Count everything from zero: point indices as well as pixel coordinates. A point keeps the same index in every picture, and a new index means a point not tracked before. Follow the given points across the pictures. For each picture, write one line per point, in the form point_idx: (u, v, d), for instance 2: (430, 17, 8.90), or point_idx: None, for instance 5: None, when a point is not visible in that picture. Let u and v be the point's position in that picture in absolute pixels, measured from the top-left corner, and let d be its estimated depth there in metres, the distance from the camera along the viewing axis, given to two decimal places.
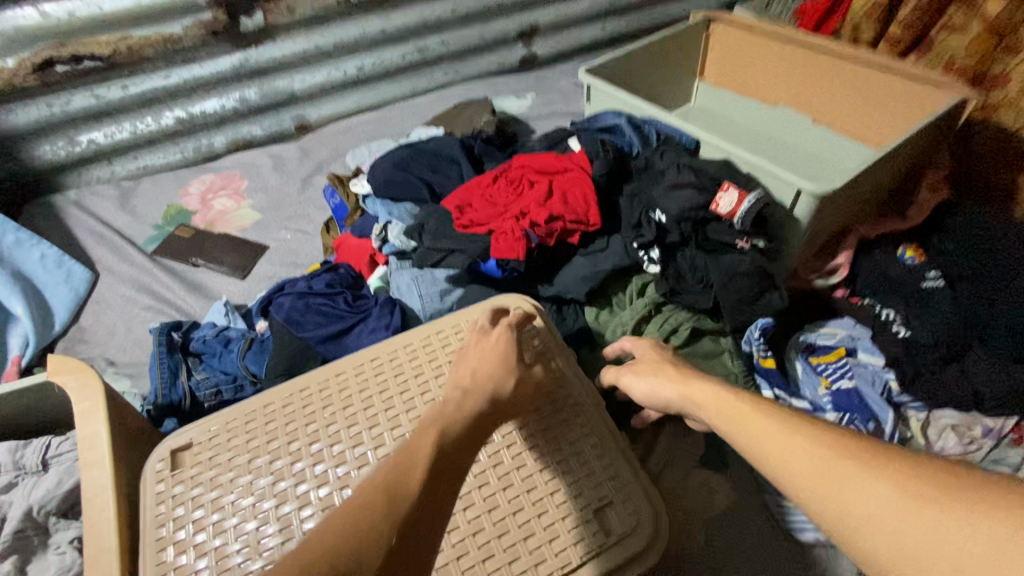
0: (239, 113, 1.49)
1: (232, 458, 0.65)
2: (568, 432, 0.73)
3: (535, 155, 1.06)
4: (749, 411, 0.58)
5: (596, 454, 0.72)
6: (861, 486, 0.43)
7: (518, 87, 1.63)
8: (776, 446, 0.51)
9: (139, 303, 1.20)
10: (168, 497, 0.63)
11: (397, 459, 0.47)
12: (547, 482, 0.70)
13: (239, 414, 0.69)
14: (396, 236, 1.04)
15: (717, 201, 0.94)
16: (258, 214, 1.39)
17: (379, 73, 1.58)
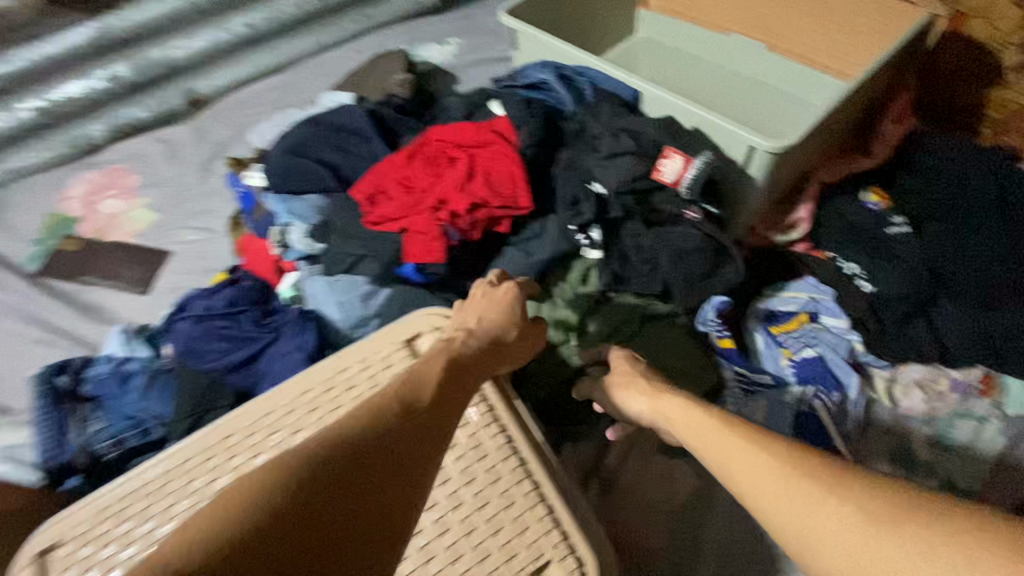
0: (112, 95, 1.28)
1: (113, 551, 0.61)
2: (496, 480, 0.61)
3: (450, 125, 0.90)
4: (711, 421, 0.55)
5: (529, 503, 0.60)
6: (822, 506, 0.42)
7: (440, 29, 1.42)
8: (736, 461, 0.49)
9: (28, 337, 1.05)
10: None
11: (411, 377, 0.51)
12: (476, 546, 0.58)
13: (115, 499, 0.63)
14: (299, 239, 0.91)
15: (659, 168, 0.82)
16: (155, 214, 1.21)
17: (274, 28, 1.35)
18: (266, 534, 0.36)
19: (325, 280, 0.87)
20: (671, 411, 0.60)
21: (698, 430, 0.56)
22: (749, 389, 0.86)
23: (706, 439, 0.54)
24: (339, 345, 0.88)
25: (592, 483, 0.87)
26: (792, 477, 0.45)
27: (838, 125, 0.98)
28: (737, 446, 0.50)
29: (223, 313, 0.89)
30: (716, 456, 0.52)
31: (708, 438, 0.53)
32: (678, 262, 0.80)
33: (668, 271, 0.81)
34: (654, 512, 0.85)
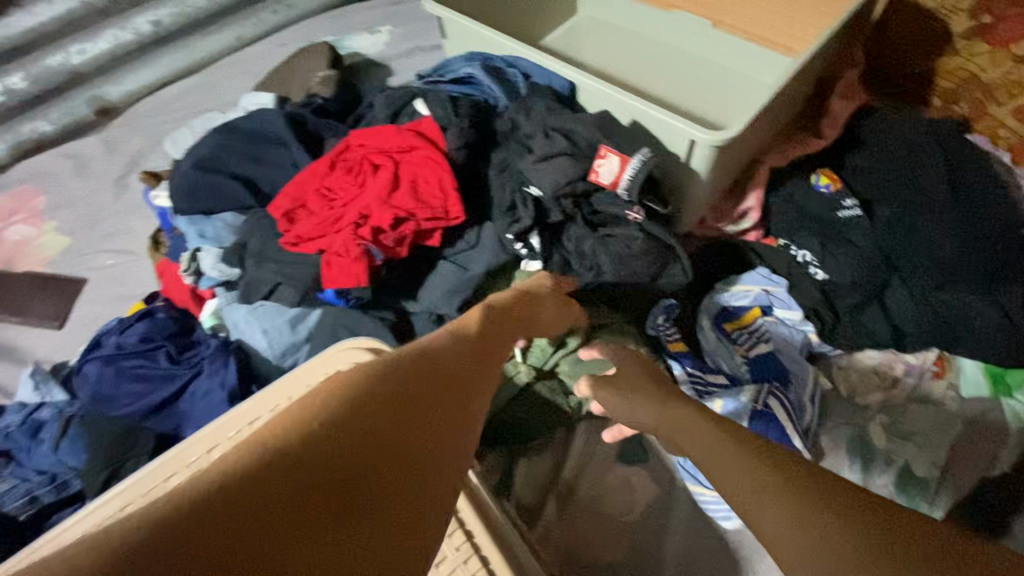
0: (9, 109, 1.16)
1: None
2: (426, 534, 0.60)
3: (373, 129, 0.83)
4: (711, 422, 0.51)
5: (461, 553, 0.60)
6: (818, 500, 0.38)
7: (370, 18, 1.32)
8: (731, 460, 0.44)
9: None
10: None
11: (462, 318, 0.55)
12: None
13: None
14: (211, 265, 0.83)
15: (596, 170, 0.76)
16: (68, 238, 1.11)
17: (186, 24, 1.24)
18: (381, 406, 0.37)
19: (246, 307, 0.81)
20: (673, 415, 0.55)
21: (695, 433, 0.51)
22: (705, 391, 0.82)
23: (704, 440, 0.49)
24: (267, 376, 0.82)
25: (549, 499, 0.83)
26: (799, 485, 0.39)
27: (785, 105, 0.94)
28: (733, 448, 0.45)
29: (134, 351, 0.81)
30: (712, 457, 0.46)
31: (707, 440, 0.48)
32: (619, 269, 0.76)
33: (610, 279, 0.77)
34: (613, 525, 0.82)
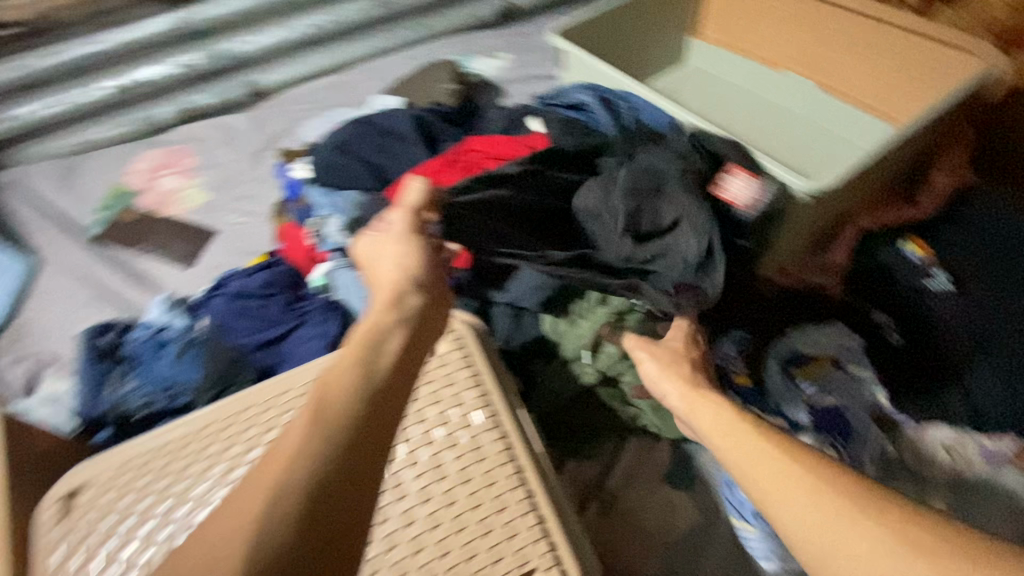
0: (186, 81, 1.37)
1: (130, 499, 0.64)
2: (492, 486, 0.63)
3: (490, 138, 0.94)
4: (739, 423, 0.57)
5: (521, 511, 0.62)
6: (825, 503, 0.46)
7: (494, 44, 1.45)
8: (774, 462, 0.51)
9: (82, 296, 1.12)
10: (61, 545, 0.62)
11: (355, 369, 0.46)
12: (462, 546, 0.59)
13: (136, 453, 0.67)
14: (333, 231, 0.95)
15: (725, 186, 0.82)
16: (208, 194, 1.28)
17: (337, 31, 1.42)
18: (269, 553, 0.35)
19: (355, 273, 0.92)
20: (709, 413, 0.61)
21: (733, 447, 0.55)
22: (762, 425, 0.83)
23: (739, 441, 0.55)
24: None
25: (592, 503, 0.86)
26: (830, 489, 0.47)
27: (883, 172, 0.97)
28: (767, 450, 0.52)
29: (257, 294, 0.94)
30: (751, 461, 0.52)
31: (740, 443, 0.54)
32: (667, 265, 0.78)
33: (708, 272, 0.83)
34: (651, 540, 0.84)
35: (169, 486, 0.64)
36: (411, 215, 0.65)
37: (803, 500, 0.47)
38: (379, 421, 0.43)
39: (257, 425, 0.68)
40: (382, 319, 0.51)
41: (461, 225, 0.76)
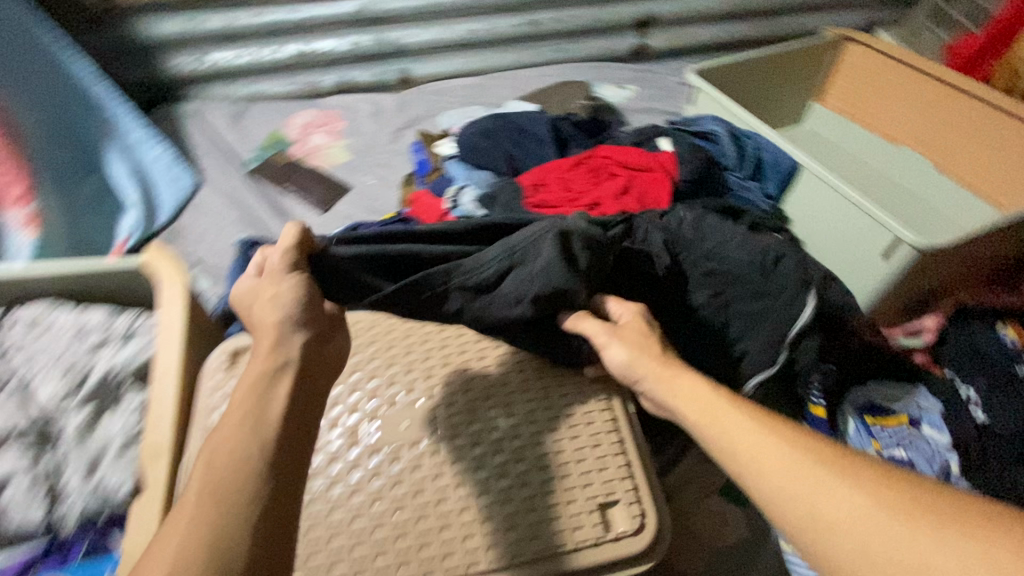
0: (351, 58, 1.55)
1: None
2: (588, 424, 0.71)
3: (620, 148, 1.03)
4: (722, 405, 0.59)
5: (612, 447, 0.69)
6: (833, 488, 0.47)
7: (623, 75, 1.56)
8: (769, 446, 0.52)
9: (230, 216, 1.27)
10: (221, 390, 0.71)
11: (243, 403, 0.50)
12: (558, 464, 0.67)
13: None
14: (467, 200, 1.06)
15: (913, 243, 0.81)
16: (349, 155, 1.46)
17: (488, 40, 1.57)
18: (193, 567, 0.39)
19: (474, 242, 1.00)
20: (684, 397, 0.62)
21: (736, 431, 0.55)
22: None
23: (729, 427, 0.56)
24: None
25: None
26: (825, 465, 0.48)
27: (987, 253, 0.99)
28: (759, 433, 0.54)
29: None
30: (745, 446, 0.54)
31: (730, 433, 0.56)
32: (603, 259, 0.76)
33: (741, 277, 0.83)
34: (698, 541, 0.88)
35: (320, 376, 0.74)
36: (285, 255, 0.64)
37: (800, 478, 0.48)
38: (299, 446, 0.49)
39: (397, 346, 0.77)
40: (263, 339, 0.57)
41: (326, 279, 0.70)
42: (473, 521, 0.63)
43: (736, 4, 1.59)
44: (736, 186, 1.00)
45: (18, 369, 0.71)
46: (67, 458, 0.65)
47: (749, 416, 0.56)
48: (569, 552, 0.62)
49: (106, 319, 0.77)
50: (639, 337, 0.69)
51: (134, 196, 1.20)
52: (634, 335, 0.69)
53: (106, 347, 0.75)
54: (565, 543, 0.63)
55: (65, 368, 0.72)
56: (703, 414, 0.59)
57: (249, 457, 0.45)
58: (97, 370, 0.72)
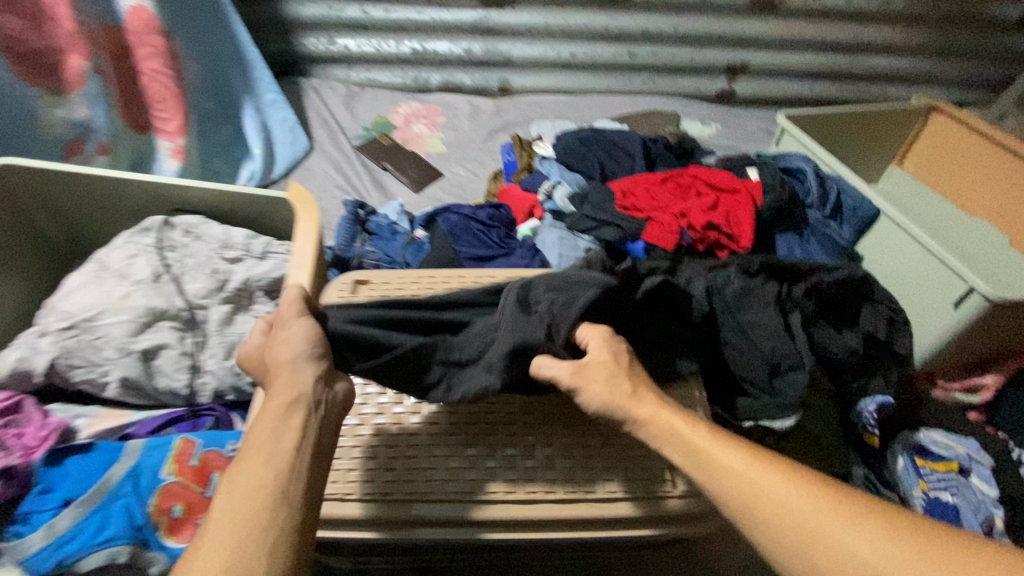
0: (459, 61, 1.68)
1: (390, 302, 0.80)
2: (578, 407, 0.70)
3: (709, 169, 1.10)
4: (706, 443, 0.53)
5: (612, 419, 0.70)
6: (843, 537, 0.43)
7: (707, 114, 1.64)
8: (753, 476, 0.49)
9: (334, 182, 1.39)
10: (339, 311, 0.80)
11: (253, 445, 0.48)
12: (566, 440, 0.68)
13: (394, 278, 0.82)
14: (560, 196, 1.14)
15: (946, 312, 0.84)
16: (443, 148, 1.57)
17: (587, 63, 1.67)
18: None
19: (559, 234, 1.08)
20: (655, 424, 0.57)
21: (725, 476, 0.50)
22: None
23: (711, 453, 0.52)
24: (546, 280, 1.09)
25: None
26: (812, 499, 0.46)
27: None
28: (752, 470, 0.50)
29: (483, 223, 1.16)
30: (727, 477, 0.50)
31: (721, 482, 0.50)
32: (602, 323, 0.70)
33: (769, 355, 0.79)
34: None
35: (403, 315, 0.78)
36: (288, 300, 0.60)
37: (787, 515, 0.46)
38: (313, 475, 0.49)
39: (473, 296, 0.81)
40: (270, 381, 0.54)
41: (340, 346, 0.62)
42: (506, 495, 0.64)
43: (826, 65, 1.67)
44: (815, 223, 1.07)
45: (172, 263, 0.81)
46: (209, 343, 0.75)
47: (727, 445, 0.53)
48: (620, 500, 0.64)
49: (245, 239, 0.86)
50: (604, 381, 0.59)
51: (257, 150, 1.35)
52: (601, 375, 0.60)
53: (242, 262, 0.84)
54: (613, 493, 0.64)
55: (210, 271, 0.82)
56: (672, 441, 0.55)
57: (259, 512, 0.44)
58: (234, 278, 0.82)
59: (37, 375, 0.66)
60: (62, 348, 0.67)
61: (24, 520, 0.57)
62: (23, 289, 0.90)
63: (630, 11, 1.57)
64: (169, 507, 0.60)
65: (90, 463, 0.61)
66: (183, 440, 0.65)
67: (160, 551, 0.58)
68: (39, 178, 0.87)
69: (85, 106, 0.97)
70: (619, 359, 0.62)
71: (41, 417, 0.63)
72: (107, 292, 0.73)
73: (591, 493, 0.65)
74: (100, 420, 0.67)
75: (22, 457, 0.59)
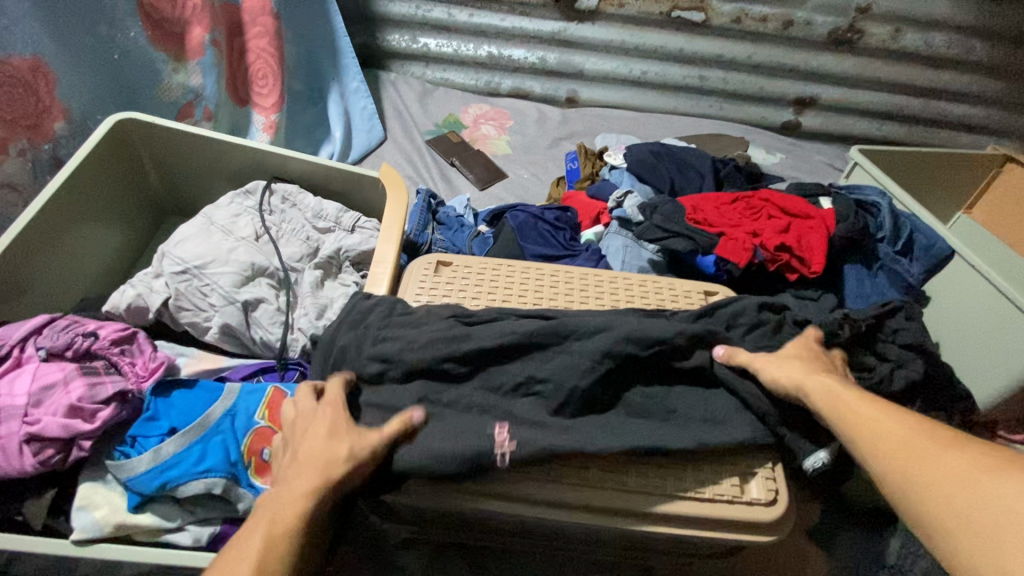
0: (532, 69, 1.70)
1: (466, 283, 0.82)
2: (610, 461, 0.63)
3: (782, 194, 1.10)
4: (866, 399, 0.59)
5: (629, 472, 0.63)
6: (934, 457, 0.51)
7: (771, 143, 1.64)
8: (860, 410, 0.58)
9: (402, 170, 1.42)
10: (417, 292, 0.80)
11: (328, 462, 0.55)
12: (582, 472, 0.63)
13: (474, 264, 0.85)
14: (630, 205, 1.14)
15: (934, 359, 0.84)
16: (509, 150, 1.53)
17: (657, 82, 1.69)
18: None
19: (624, 241, 1.10)
20: (813, 384, 0.62)
21: (874, 413, 0.57)
22: None
23: (851, 407, 0.58)
24: None
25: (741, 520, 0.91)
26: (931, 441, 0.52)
27: None
28: (891, 417, 0.56)
29: (550, 223, 1.16)
30: (855, 425, 0.57)
31: (858, 409, 0.58)
32: (535, 369, 0.65)
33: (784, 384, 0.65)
34: None
35: (469, 300, 0.79)
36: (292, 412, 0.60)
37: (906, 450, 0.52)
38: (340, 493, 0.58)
39: (540, 288, 0.83)
40: (279, 488, 0.54)
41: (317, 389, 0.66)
42: (503, 487, 0.62)
43: (897, 105, 1.67)
44: (881, 268, 1.06)
45: (270, 226, 0.86)
46: (300, 303, 0.79)
47: (863, 397, 0.59)
48: (583, 514, 0.62)
49: (335, 211, 0.89)
50: (796, 348, 0.69)
51: (337, 134, 1.40)
52: (795, 345, 0.70)
53: (331, 233, 0.88)
54: (591, 505, 0.62)
55: (303, 238, 0.86)
56: (822, 392, 0.61)
57: (271, 561, 0.51)
58: (325, 248, 0.86)
59: (152, 313, 0.73)
60: (174, 291, 0.74)
61: (132, 443, 0.60)
62: (126, 237, 0.95)
63: (706, 36, 1.59)
64: (259, 449, 0.63)
65: (193, 399, 0.65)
66: (275, 389, 0.67)
67: (249, 489, 0.61)
68: (153, 133, 0.91)
69: (200, 75, 1.04)
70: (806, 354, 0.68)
71: (151, 350, 0.67)
72: (215, 245, 0.79)
73: (591, 478, 0.62)
74: (198, 361, 0.74)
75: (134, 383, 0.64)
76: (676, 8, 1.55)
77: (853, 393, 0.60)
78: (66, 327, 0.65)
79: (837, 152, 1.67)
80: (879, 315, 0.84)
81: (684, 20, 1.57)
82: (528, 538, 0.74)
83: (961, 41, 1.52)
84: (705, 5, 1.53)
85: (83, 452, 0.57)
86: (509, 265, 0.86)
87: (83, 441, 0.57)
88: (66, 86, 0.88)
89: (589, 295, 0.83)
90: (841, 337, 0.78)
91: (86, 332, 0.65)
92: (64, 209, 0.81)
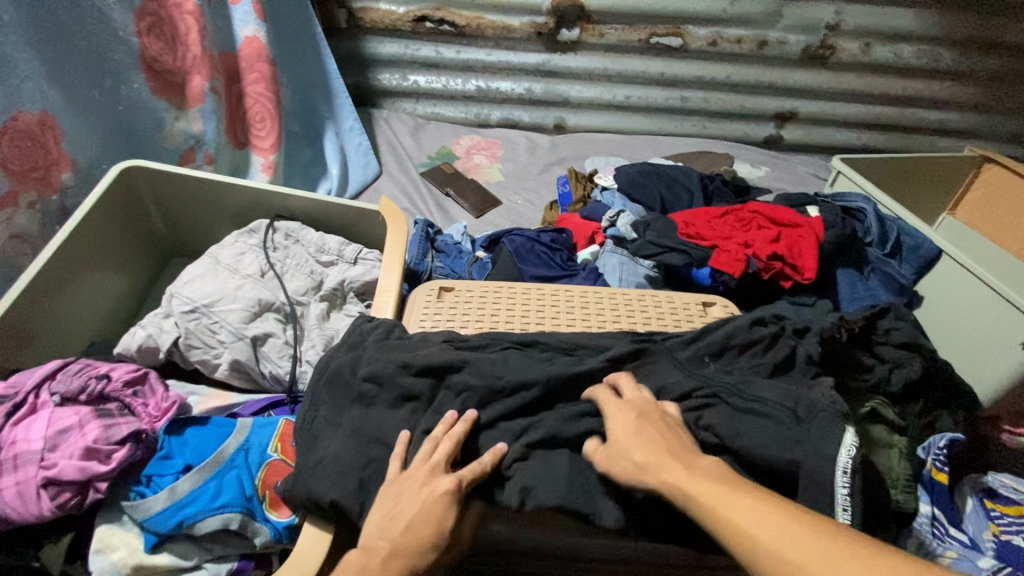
0: (519, 99, 1.75)
1: (469, 307, 0.83)
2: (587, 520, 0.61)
3: (769, 205, 1.13)
4: (738, 490, 0.50)
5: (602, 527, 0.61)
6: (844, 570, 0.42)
7: (755, 157, 1.69)
8: (728, 510, 0.49)
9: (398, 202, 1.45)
10: (426, 321, 0.81)
11: (431, 509, 0.54)
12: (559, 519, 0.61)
13: (475, 288, 0.87)
14: (623, 224, 1.18)
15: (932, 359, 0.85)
16: (501, 177, 1.57)
17: (641, 106, 1.75)
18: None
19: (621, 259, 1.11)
20: (664, 472, 0.54)
21: (756, 513, 0.48)
22: (938, 537, 0.77)
23: (721, 501, 0.50)
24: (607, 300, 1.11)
25: None
26: (833, 550, 0.44)
27: None
28: (780, 520, 0.47)
29: (546, 245, 1.18)
30: (736, 528, 0.48)
31: (731, 502, 0.49)
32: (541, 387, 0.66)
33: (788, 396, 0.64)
34: None
35: (473, 324, 0.80)
36: (419, 460, 0.58)
37: (789, 571, 0.44)
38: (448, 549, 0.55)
39: (543, 308, 0.85)
40: (367, 561, 0.52)
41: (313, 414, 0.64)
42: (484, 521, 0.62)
43: (873, 115, 1.73)
44: (872, 272, 1.09)
45: (275, 262, 0.87)
46: (307, 335, 0.80)
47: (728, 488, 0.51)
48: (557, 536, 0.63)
49: (338, 245, 0.92)
50: (631, 434, 0.58)
51: (333, 170, 1.44)
52: (625, 429, 0.59)
53: (334, 266, 0.91)
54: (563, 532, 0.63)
55: (307, 272, 0.88)
56: (680, 484, 0.52)
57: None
58: (329, 280, 0.88)
59: (162, 352, 0.74)
60: (184, 330, 0.75)
61: (147, 482, 0.61)
62: (133, 280, 0.97)
63: (685, 59, 1.66)
64: (273, 483, 0.63)
65: (206, 436, 0.65)
66: (286, 421, 0.68)
67: (265, 524, 0.60)
68: (157, 178, 0.94)
69: (200, 121, 1.09)
70: (646, 410, 0.61)
71: (163, 390, 0.69)
72: (222, 283, 0.81)
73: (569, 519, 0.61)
74: (209, 399, 0.76)
75: (147, 423, 0.65)
76: (655, 34, 1.61)
77: (714, 482, 0.52)
78: (78, 371, 0.66)
79: (820, 163, 1.72)
80: (870, 316, 0.86)
81: (662, 46, 1.63)
82: (541, 561, 0.72)
83: (929, 51, 1.59)
84: (681, 31, 1.60)
85: (99, 494, 0.57)
86: (510, 288, 0.88)
87: (99, 483, 0.57)
88: (71, 139, 0.90)
89: (589, 313, 0.85)
90: (840, 340, 0.79)
91: (99, 375, 0.66)
92: (70, 256, 0.82)
